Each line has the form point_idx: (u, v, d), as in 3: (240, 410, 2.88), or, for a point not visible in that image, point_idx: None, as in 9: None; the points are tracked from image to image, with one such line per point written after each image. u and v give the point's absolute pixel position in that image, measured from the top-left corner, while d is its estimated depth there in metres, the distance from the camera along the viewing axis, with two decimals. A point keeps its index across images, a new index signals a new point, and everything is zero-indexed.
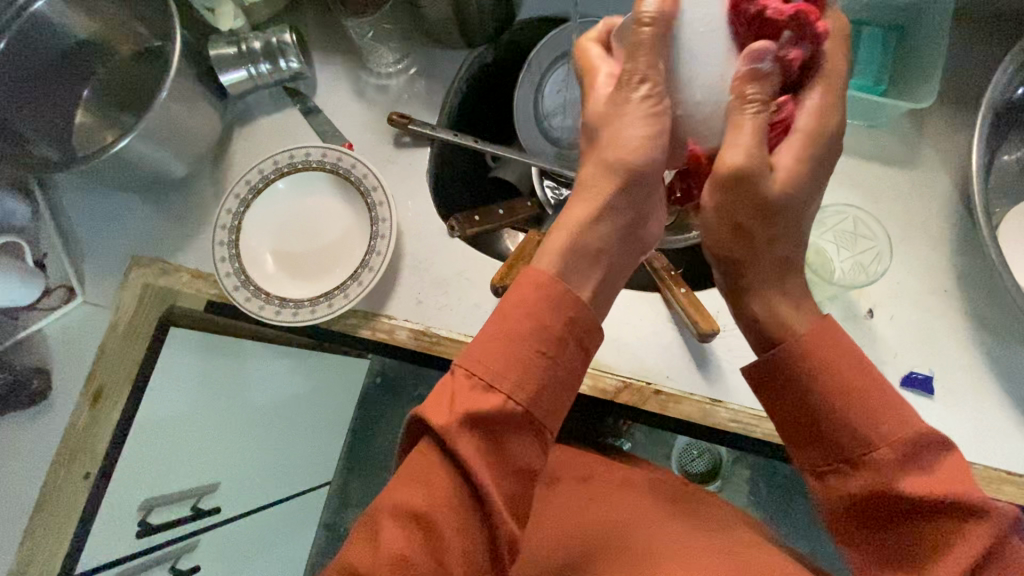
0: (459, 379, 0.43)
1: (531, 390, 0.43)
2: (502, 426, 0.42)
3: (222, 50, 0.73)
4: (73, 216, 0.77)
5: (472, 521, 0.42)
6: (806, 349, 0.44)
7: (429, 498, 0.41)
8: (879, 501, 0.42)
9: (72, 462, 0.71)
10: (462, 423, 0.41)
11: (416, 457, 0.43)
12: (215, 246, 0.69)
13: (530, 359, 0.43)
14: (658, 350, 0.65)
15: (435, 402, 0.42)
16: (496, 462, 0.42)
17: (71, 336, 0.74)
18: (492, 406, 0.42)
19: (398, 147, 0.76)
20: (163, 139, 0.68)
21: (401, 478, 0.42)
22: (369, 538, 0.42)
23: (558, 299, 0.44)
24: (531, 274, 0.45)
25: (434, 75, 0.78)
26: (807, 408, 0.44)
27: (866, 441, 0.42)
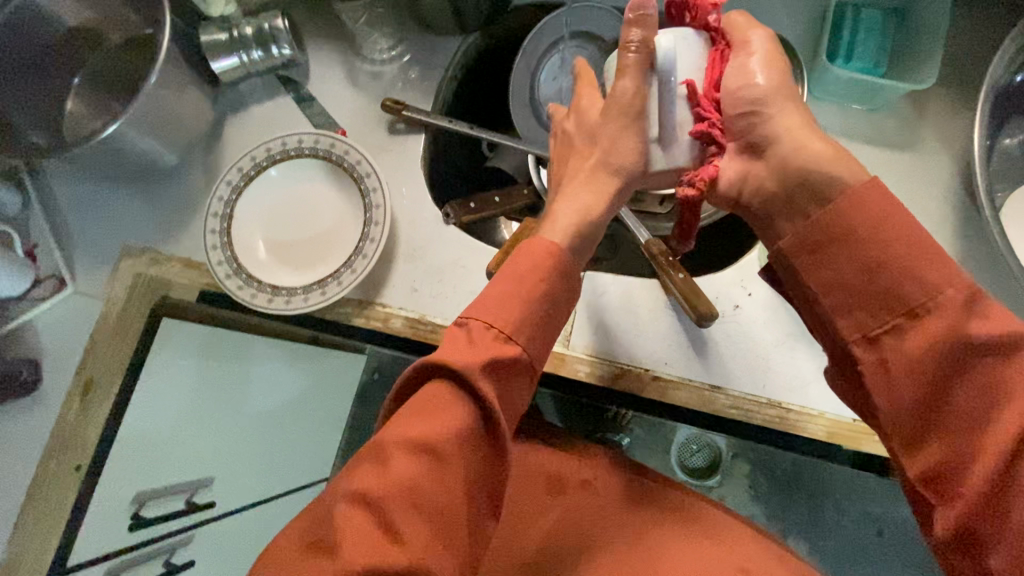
0: (476, 328, 0.45)
1: (538, 345, 0.47)
2: (510, 378, 0.45)
3: (213, 36, 0.72)
4: (64, 205, 0.76)
5: (478, 453, 0.42)
6: (853, 200, 0.42)
7: (441, 426, 0.41)
8: (939, 353, 0.38)
9: (63, 453, 0.71)
10: (481, 366, 0.43)
11: (429, 388, 0.43)
12: (206, 234, 0.68)
13: (541, 316, 0.47)
14: (656, 337, 0.64)
15: (451, 347, 0.44)
16: (506, 401, 0.45)
17: (62, 326, 0.73)
18: (507, 354, 0.44)
19: (393, 134, 0.75)
20: (153, 126, 0.68)
21: (411, 410, 0.42)
22: (379, 460, 0.41)
23: (565, 269, 0.49)
24: (540, 240, 0.49)
25: (428, 62, 0.77)
26: (855, 262, 0.42)
27: (923, 296, 0.39)
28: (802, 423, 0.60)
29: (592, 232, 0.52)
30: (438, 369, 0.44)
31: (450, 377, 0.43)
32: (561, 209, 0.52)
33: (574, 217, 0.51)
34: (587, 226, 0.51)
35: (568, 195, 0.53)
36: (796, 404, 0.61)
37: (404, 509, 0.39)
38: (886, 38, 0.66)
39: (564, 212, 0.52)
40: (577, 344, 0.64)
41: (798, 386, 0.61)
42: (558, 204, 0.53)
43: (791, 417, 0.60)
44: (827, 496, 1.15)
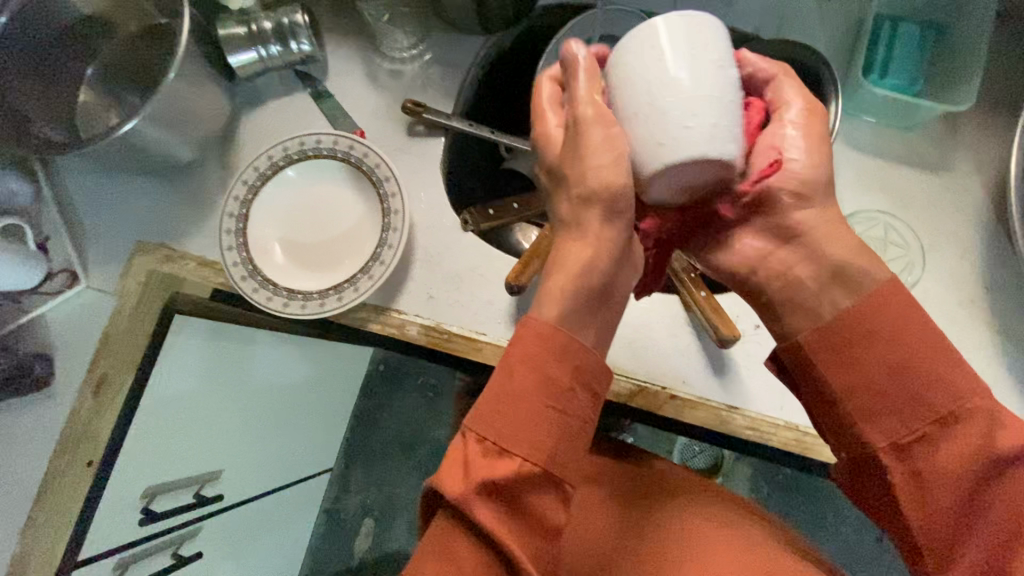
0: (470, 445, 0.42)
1: (550, 451, 0.41)
2: (518, 493, 0.41)
3: (231, 29, 0.70)
4: (76, 199, 0.75)
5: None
6: (886, 299, 0.43)
7: (454, 573, 0.40)
8: (970, 464, 0.40)
9: (76, 450, 0.70)
10: (480, 496, 0.40)
11: (437, 533, 0.42)
12: (222, 234, 0.67)
13: (545, 413, 0.41)
14: (674, 355, 0.63)
15: (446, 471, 0.41)
16: (520, 525, 0.41)
17: (72, 322, 0.72)
18: (506, 473, 0.40)
19: (412, 136, 0.73)
20: (169, 121, 0.66)
21: (422, 557, 0.41)
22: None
23: (568, 349, 0.43)
24: (531, 324, 0.43)
25: (449, 62, 0.75)
26: (884, 368, 0.42)
27: (954, 406, 0.41)
28: (819, 448, 0.60)
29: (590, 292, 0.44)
30: (439, 516, 0.42)
31: (453, 522, 0.41)
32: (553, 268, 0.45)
33: (558, 300, 0.44)
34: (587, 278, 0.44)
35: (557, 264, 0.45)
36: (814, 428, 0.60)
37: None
38: (924, 54, 0.65)
39: (552, 290, 0.44)
40: None
41: None
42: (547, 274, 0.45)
43: (809, 440, 0.60)
44: (827, 501, 1.16)
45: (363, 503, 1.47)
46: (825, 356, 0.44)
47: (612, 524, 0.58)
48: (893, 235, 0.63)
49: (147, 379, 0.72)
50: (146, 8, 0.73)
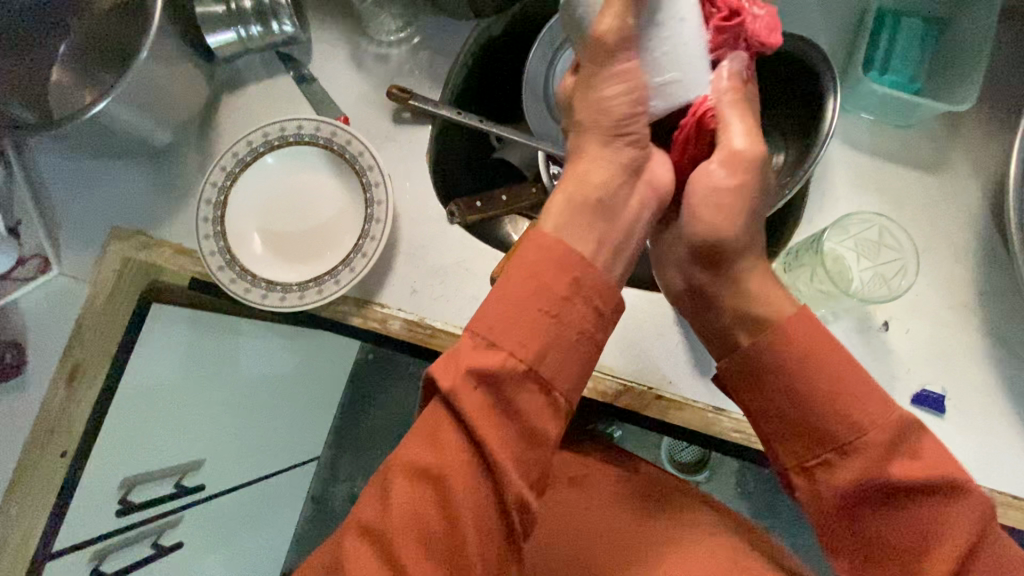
0: (464, 342, 0.41)
1: (538, 351, 0.40)
2: (502, 390, 0.39)
3: (209, 6, 0.67)
4: (49, 181, 0.72)
5: (477, 487, 0.39)
6: (791, 330, 0.42)
7: (436, 458, 0.39)
8: (863, 492, 0.39)
9: (48, 441, 0.68)
10: (473, 386, 0.39)
11: (428, 416, 0.40)
12: (198, 222, 0.65)
13: (539, 321, 0.40)
14: (661, 355, 0.62)
15: (439, 361, 0.40)
16: (507, 425, 0.40)
17: (45, 309, 0.70)
18: (494, 365, 0.39)
19: (398, 124, 0.71)
20: (144, 103, 0.63)
21: (410, 438, 0.40)
22: (378, 494, 0.40)
23: (568, 262, 0.42)
24: (536, 237, 0.43)
25: (438, 47, 0.72)
26: (785, 400, 0.42)
27: (852, 434, 0.40)
28: None
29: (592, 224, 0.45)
30: (432, 400, 0.41)
31: (445, 405, 0.40)
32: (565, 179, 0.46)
33: (562, 216, 0.45)
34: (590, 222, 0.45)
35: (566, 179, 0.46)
36: None
37: (404, 540, 0.38)
38: (924, 52, 0.63)
39: (560, 207, 0.45)
40: None
41: None
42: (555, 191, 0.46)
43: None
44: None
45: (350, 491, 1.47)
46: (730, 381, 0.44)
47: (595, 521, 0.59)
48: (889, 237, 0.62)
49: (125, 368, 0.71)
50: None
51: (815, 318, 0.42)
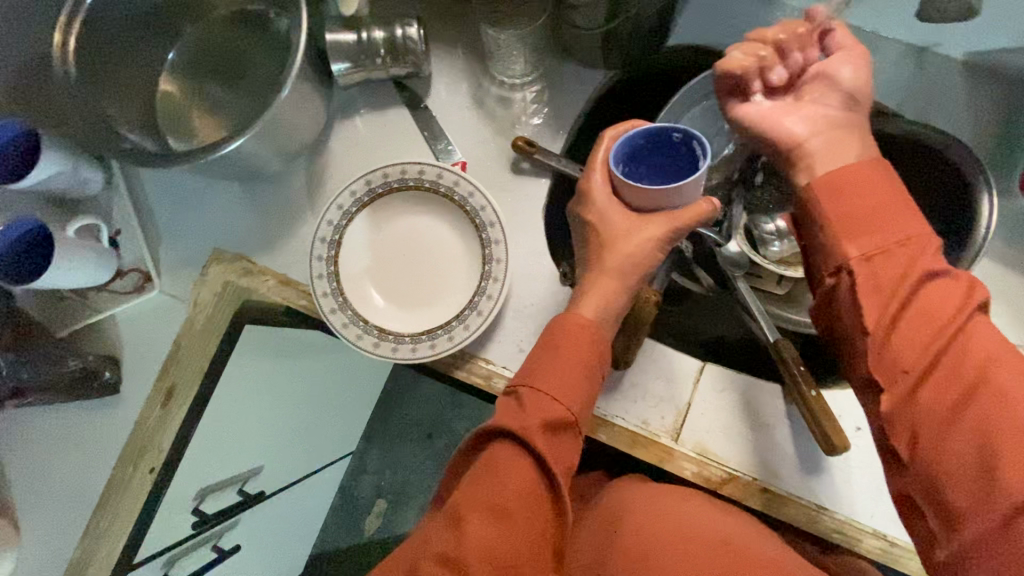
0: (527, 396, 0.52)
1: (579, 403, 0.52)
2: (556, 432, 0.51)
3: (339, 35, 0.64)
4: (153, 194, 0.71)
5: (538, 513, 0.48)
6: (921, 236, 0.43)
7: (505, 488, 0.48)
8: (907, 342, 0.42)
9: (139, 459, 0.69)
10: (535, 430, 0.50)
11: (495, 458, 0.49)
12: (312, 261, 0.64)
13: (580, 381, 0.52)
14: (770, 447, 0.62)
15: (505, 414, 0.51)
16: (554, 456, 0.50)
17: (142, 325, 0.70)
18: (553, 415, 0.51)
19: (516, 174, 0.69)
20: (270, 133, 0.61)
21: (479, 476, 0.49)
22: (450, 529, 0.48)
23: (599, 341, 0.54)
24: (574, 319, 0.54)
25: (563, 96, 0.70)
26: (895, 283, 0.43)
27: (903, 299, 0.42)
28: (903, 560, 0.59)
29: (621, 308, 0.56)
30: (496, 443, 0.50)
31: (510, 444, 0.50)
32: (607, 268, 0.55)
33: (601, 300, 0.55)
34: (612, 306, 0.56)
35: (605, 269, 0.56)
36: (900, 539, 0.59)
37: (482, 564, 0.45)
38: None
39: (598, 289, 0.55)
40: (685, 440, 0.63)
41: (904, 521, 0.60)
42: (594, 277, 0.56)
43: (895, 551, 0.59)
44: None
45: (376, 486, 1.48)
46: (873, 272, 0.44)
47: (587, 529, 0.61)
48: None
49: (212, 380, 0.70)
50: None
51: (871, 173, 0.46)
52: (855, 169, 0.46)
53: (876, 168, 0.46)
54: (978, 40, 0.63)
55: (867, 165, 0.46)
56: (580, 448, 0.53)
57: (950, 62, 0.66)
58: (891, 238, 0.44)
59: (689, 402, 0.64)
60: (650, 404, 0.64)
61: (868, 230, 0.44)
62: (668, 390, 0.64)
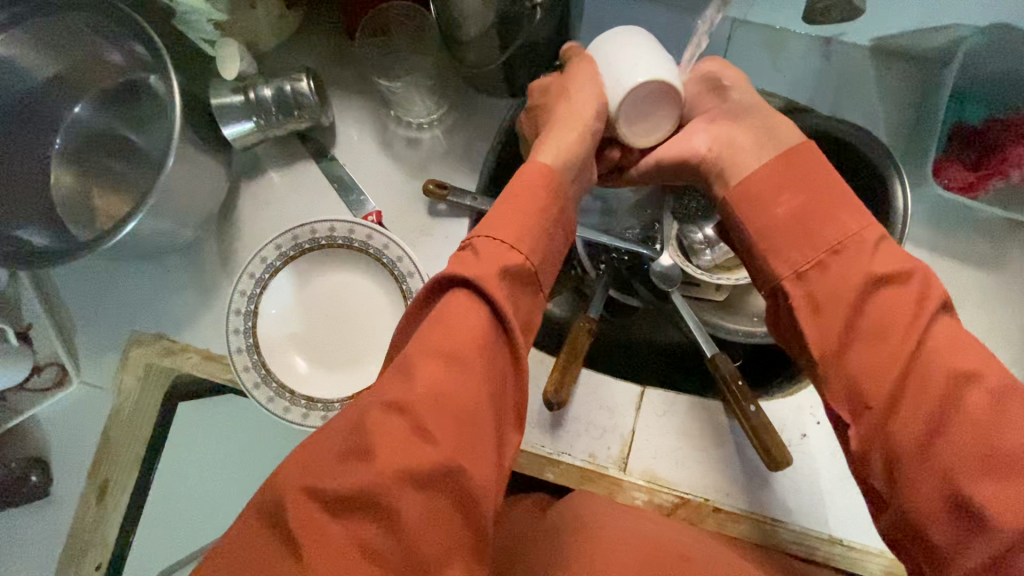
0: (483, 244, 0.43)
1: (539, 252, 0.44)
2: (515, 281, 0.42)
3: (225, 98, 0.61)
4: (61, 282, 0.68)
5: (497, 363, 0.40)
6: (878, 237, 0.40)
7: (462, 334, 0.39)
8: (869, 337, 0.38)
9: (82, 557, 0.66)
10: (493, 276, 0.41)
11: (444, 305, 0.40)
12: (229, 335, 0.61)
13: (540, 234, 0.44)
14: (718, 466, 0.61)
15: (456, 261, 0.42)
16: (515, 310, 0.42)
17: (68, 419, 0.67)
18: (514, 264, 0.42)
19: (434, 216, 0.67)
20: (165, 209, 0.59)
21: (433, 321, 0.39)
22: (399, 376, 0.38)
23: (558, 196, 0.46)
24: (535, 165, 0.46)
25: (472, 128, 0.68)
26: (850, 297, 0.39)
27: (860, 289, 0.39)
28: (861, 562, 0.58)
29: (584, 156, 0.50)
30: (448, 290, 0.41)
31: (462, 289, 0.40)
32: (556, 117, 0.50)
33: (560, 146, 0.48)
34: (574, 152, 0.49)
35: (562, 119, 0.49)
36: (856, 541, 0.59)
37: (434, 415, 0.37)
38: None
39: (556, 140, 0.49)
40: (634, 470, 0.61)
41: (858, 523, 0.59)
42: (550, 127, 0.49)
43: (852, 555, 0.58)
44: None
45: None
46: (814, 270, 0.41)
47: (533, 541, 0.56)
48: None
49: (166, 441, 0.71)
50: (114, 60, 0.61)
51: (816, 154, 0.44)
52: (780, 167, 0.43)
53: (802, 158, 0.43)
54: (879, 27, 0.62)
55: (784, 158, 0.44)
56: (540, 308, 0.45)
57: (857, 49, 0.65)
58: (832, 241, 0.41)
59: (632, 430, 0.62)
60: (595, 436, 0.63)
61: (792, 240, 0.42)
62: (611, 420, 0.63)
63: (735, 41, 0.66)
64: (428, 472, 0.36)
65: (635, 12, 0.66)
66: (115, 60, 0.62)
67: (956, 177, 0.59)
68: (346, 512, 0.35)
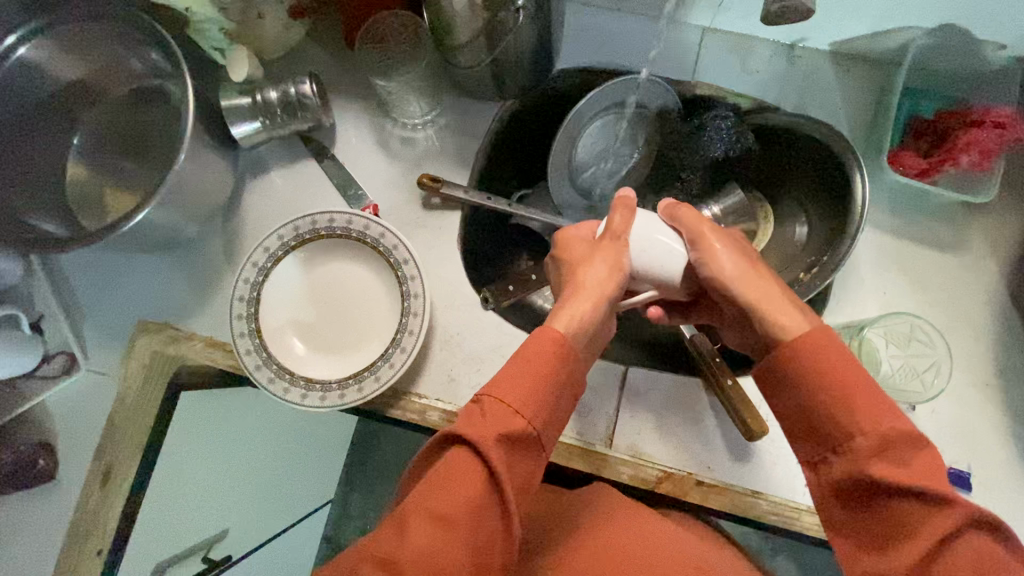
0: (488, 403, 0.44)
1: (545, 417, 0.45)
2: (519, 448, 0.44)
3: (234, 100, 0.66)
4: (74, 274, 0.71)
5: (486, 527, 0.41)
6: (885, 441, 0.41)
7: (456, 499, 0.40)
8: (884, 533, 0.41)
9: (85, 541, 0.68)
10: (493, 439, 0.42)
11: (449, 467, 0.42)
12: (233, 320, 0.64)
13: (550, 400, 0.45)
14: (701, 440, 0.63)
15: (465, 418, 0.43)
16: (513, 473, 0.43)
17: (75, 406, 0.69)
18: (518, 429, 0.43)
19: (428, 210, 0.71)
20: (175, 203, 0.62)
21: (433, 483, 0.41)
22: (394, 528, 0.41)
23: (569, 361, 0.47)
24: (549, 330, 0.48)
25: (464, 129, 0.73)
26: (864, 491, 0.42)
27: (873, 490, 0.41)
28: None
29: (596, 324, 0.51)
30: (453, 449, 0.43)
31: (467, 452, 0.42)
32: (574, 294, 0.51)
33: (572, 314, 0.50)
34: (585, 322, 0.50)
35: (580, 292, 0.51)
36: None
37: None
38: None
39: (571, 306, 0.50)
40: (619, 445, 0.64)
41: None
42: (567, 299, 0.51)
43: None
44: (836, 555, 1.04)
45: None
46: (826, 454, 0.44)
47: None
48: (919, 331, 0.63)
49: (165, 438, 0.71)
50: (133, 67, 0.67)
51: (836, 338, 0.45)
52: (804, 350, 0.45)
53: (824, 343, 0.45)
54: (837, 31, 0.67)
55: (809, 338, 0.45)
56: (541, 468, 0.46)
57: (819, 53, 0.70)
58: (836, 442, 0.43)
59: (618, 407, 0.65)
60: (583, 413, 0.65)
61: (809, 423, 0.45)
62: (597, 398, 0.66)
63: (707, 44, 0.71)
64: None
65: (613, 22, 0.72)
66: (133, 67, 0.67)
67: (912, 164, 0.63)
68: None
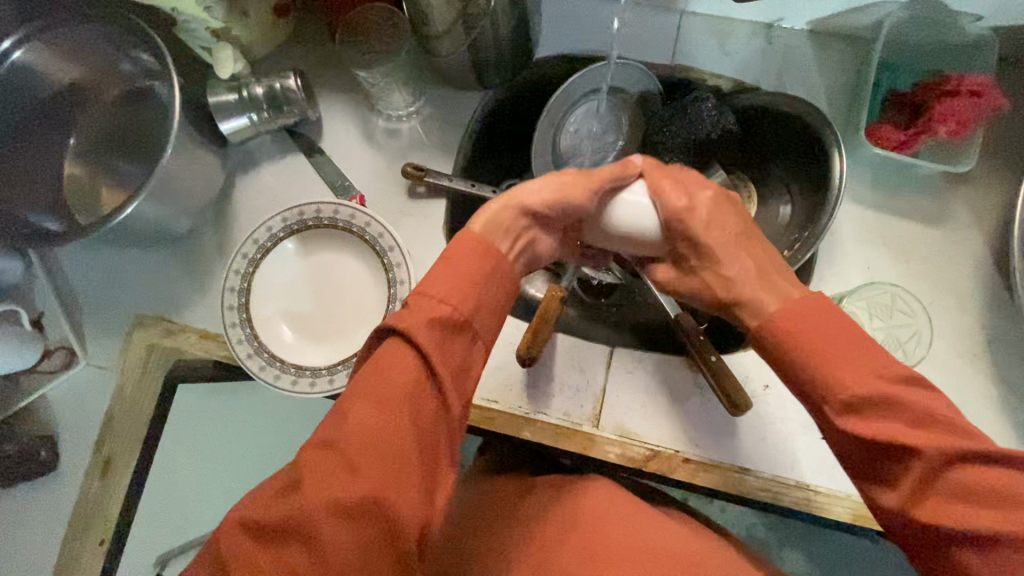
0: (418, 295, 0.43)
1: (476, 301, 0.43)
2: (452, 333, 0.42)
3: (221, 96, 0.68)
4: (72, 271, 0.73)
5: (425, 404, 0.40)
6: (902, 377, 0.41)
7: (388, 380, 0.40)
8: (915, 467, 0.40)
9: (88, 530, 0.71)
10: (422, 324, 0.41)
11: (381, 355, 0.41)
12: (224, 310, 0.65)
13: (477, 285, 0.44)
14: (687, 419, 0.64)
15: (394, 312, 0.42)
16: (449, 359, 0.42)
17: (76, 399, 0.71)
18: (447, 312, 0.42)
19: (414, 199, 0.72)
20: (165, 197, 0.64)
21: (366, 372, 0.40)
22: (332, 416, 0.40)
23: (493, 256, 0.45)
24: (469, 234, 0.46)
25: (447, 119, 0.74)
26: (896, 428, 0.40)
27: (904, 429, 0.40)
28: (828, 506, 0.61)
29: (511, 225, 0.49)
30: (386, 340, 0.42)
31: (397, 340, 0.41)
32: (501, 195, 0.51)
33: (491, 219, 0.49)
34: (501, 222, 0.49)
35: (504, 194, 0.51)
36: (823, 485, 0.61)
37: (359, 454, 0.38)
38: None
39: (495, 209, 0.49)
40: (606, 425, 0.64)
41: (824, 469, 0.61)
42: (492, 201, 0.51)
43: (819, 500, 0.61)
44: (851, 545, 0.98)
45: None
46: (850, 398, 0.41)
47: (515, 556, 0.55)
48: (903, 303, 0.63)
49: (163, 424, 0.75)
50: (123, 68, 0.69)
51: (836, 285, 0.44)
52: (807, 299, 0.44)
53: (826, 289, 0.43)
54: (813, 9, 0.68)
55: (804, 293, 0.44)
56: (483, 356, 0.45)
57: (797, 32, 0.70)
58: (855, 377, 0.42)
59: (604, 388, 0.66)
60: (570, 395, 0.66)
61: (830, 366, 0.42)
62: (583, 379, 0.66)
63: (686, 28, 0.72)
64: (352, 506, 0.36)
65: (592, 10, 0.73)
66: (124, 68, 0.69)
67: (891, 136, 0.63)
68: (269, 544, 0.36)
